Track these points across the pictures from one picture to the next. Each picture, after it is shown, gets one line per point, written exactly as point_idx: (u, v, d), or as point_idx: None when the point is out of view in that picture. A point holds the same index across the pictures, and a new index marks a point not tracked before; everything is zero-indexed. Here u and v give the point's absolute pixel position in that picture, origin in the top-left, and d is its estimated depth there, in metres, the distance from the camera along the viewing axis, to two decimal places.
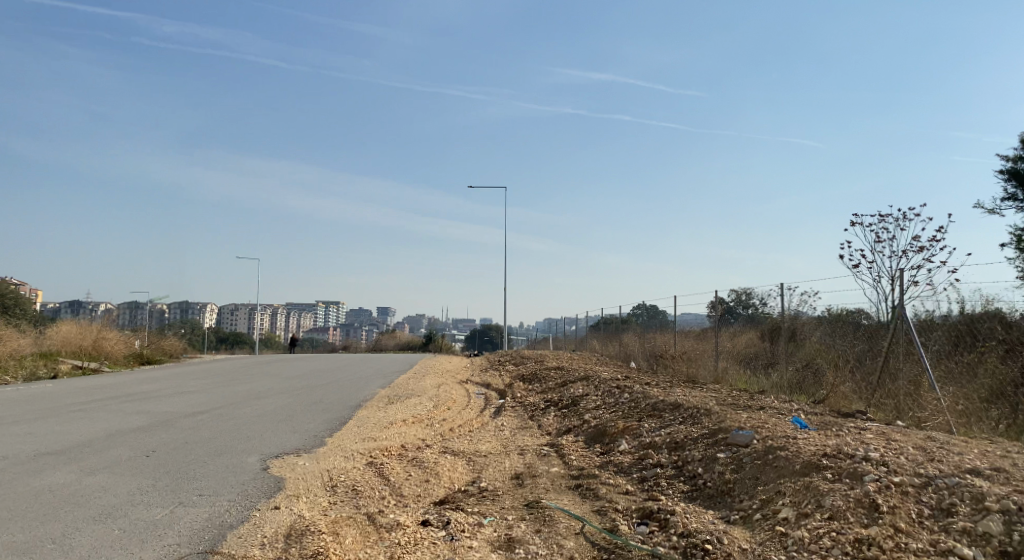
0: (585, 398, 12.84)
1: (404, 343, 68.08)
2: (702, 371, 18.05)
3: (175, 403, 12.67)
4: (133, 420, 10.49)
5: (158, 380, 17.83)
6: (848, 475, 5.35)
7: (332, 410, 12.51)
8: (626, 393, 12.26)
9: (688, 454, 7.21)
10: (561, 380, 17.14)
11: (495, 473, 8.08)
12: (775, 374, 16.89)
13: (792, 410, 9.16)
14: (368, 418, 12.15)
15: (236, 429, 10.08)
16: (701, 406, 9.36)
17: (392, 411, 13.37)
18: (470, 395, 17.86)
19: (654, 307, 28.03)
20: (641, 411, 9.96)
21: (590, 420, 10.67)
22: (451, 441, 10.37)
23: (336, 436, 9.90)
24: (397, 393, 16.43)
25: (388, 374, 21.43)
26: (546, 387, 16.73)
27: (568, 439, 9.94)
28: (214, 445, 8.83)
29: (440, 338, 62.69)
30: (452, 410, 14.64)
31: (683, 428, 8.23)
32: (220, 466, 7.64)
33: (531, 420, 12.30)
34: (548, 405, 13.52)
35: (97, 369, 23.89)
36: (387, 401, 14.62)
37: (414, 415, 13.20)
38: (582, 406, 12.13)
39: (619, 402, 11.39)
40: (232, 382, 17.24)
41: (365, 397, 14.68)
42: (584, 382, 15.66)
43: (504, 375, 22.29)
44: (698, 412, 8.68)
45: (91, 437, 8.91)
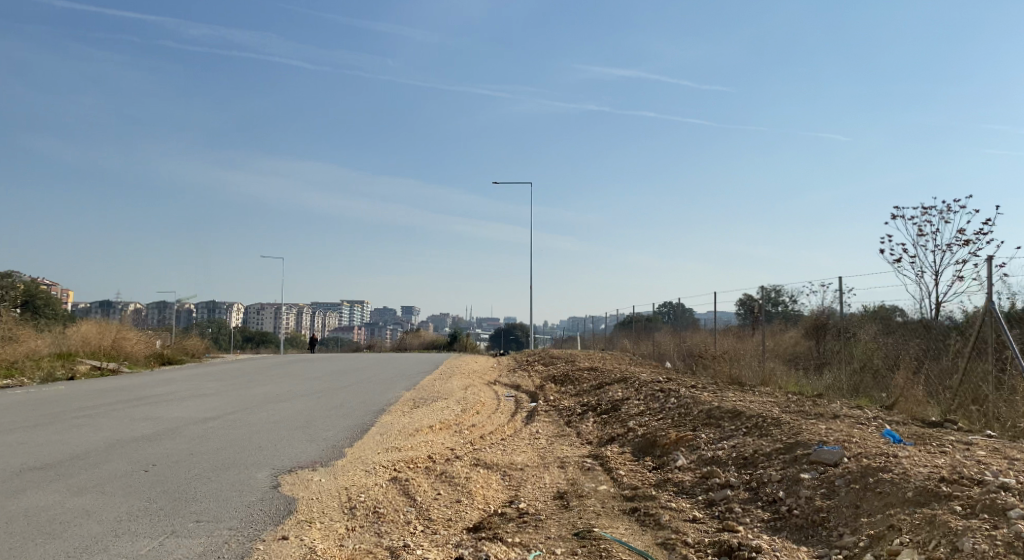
0: (627, 402, 11.85)
1: (429, 343, 67.40)
2: (743, 371, 16.87)
3: (187, 408, 11.87)
4: (137, 428, 9.69)
5: (173, 383, 17.12)
6: (986, 509, 4.30)
7: (353, 416, 11.62)
8: (672, 397, 11.24)
9: (762, 474, 6.18)
10: (596, 382, 16.13)
11: (535, 492, 7.11)
12: (825, 375, 15.67)
13: (871, 420, 8.09)
14: (392, 425, 11.25)
15: (248, 438, 9.24)
16: (764, 414, 8.33)
17: (418, 416, 12.47)
18: (499, 398, 16.93)
19: (683, 306, 27.01)
20: (695, 419, 8.96)
21: (636, 428, 9.67)
22: (482, 452, 9.42)
23: (356, 446, 9.00)
24: (423, 396, 15.55)
25: (412, 376, 20.56)
26: (579, 390, 15.72)
27: (613, 450, 8.94)
28: (221, 458, 7.97)
29: (466, 337, 61.88)
30: (481, 415, 13.70)
31: (749, 441, 7.21)
32: (225, 484, 6.76)
33: (569, 426, 11.33)
34: (585, 410, 12.54)
35: (117, 370, 23.34)
36: (412, 405, 13.73)
37: (442, 420, 12.29)
38: (624, 412, 11.14)
39: (666, 408, 10.39)
40: (250, 384, 16.48)
41: (389, 401, 13.79)
42: (622, 384, 14.64)
43: (533, 376, 21.34)
44: (765, 423, 7.65)
45: (87, 448, 8.09)
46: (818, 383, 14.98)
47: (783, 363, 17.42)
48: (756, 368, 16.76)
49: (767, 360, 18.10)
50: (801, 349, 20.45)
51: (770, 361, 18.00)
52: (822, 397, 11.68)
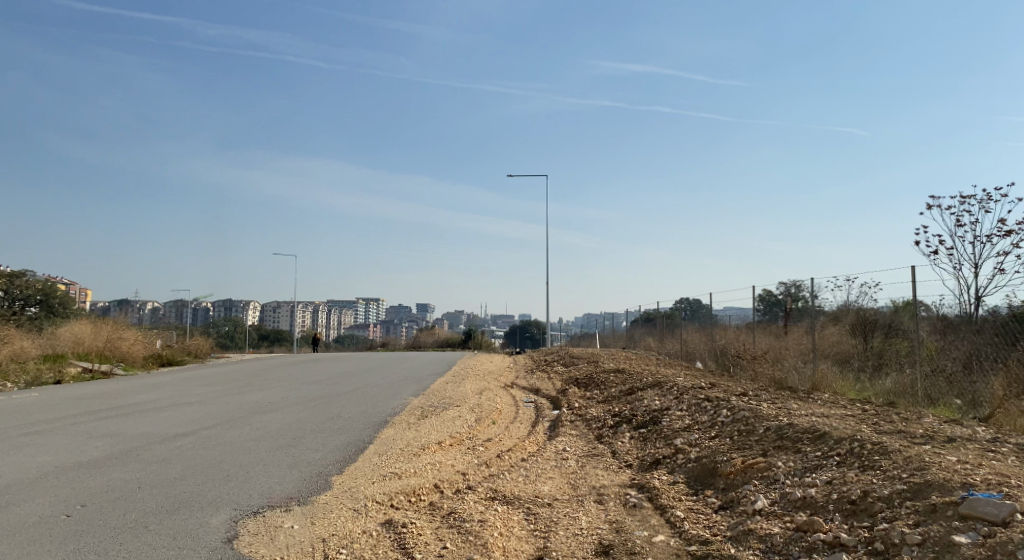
0: (667, 413, 10.19)
1: (444, 341, 65.73)
2: (790, 377, 14.96)
3: (160, 422, 10.29)
4: (88, 449, 8.08)
5: (160, 388, 15.51)
6: None
7: (350, 431, 9.99)
8: (721, 408, 9.57)
9: (888, 531, 4.46)
10: (625, 387, 14.39)
11: (571, 543, 5.44)
12: (883, 379, 13.96)
13: (995, 443, 6.37)
14: (395, 441, 9.61)
15: (217, 463, 7.58)
16: (855, 436, 6.64)
17: (426, 428, 10.83)
18: (517, 404, 15.26)
19: (706, 307, 25.53)
20: (763, 442, 7.28)
21: (686, 451, 8.00)
22: (501, 479, 7.77)
23: (346, 475, 7.34)
24: (433, 403, 13.92)
25: (421, 379, 18.91)
26: (608, 397, 13.99)
27: (662, 479, 7.24)
28: (174, 493, 6.32)
29: (481, 335, 60.20)
30: (498, 426, 12.03)
31: (852, 477, 5.49)
32: (164, 537, 5.14)
33: (601, 443, 9.70)
34: (617, 421, 10.90)
35: (109, 372, 21.85)
36: (419, 415, 12.06)
37: (454, 434, 10.65)
38: (666, 426, 9.49)
39: (718, 425, 8.71)
40: (243, 390, 14.88)
41: (393, 410, 12.13)
42: (657, 390, 12.92)
43: (554, 379, 19.66)
44: (866, 449, 5.93)
45: (11, 481, 6.51)
46: (881, 388, 13.09)
47: (831, 364, 15.50)
48: (804, 374, 14.87)
49: (813, 361, 16.22)
50: (847, 348, 18.53)
51: (817, 363, 16.06)
52: (896, 407, 9.96)
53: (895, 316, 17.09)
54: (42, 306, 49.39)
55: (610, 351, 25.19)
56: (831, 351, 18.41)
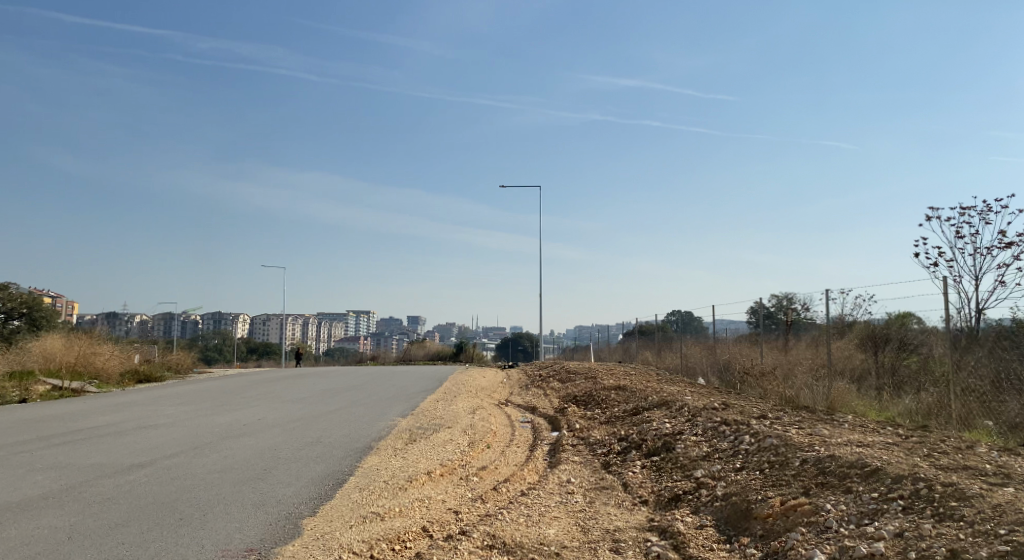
0: (681, 440, 9.21)
1: (435, 354, 64.55)
2: (804, 398, 13.94)
3: (117, 449, 9.20)
4: (22, 486, 7.01)
5: (127, 408, 14.36)
6: None
7: (330, 459, 8.95)
8: (743, 435, 8.59)
9: None
10: (629, 407, 13.39)
11: None
12: (904, 399, 13.07)
13: None
14: (379, 471, 8.58)
15: (170, 503, 6.54)
16: (915, 471, 5.67)
17: (415, 455, 9.81)
18: (513, 425, 14.24)
19: (702, 322, 24.77)
20: (802, 479, 6.31)
21: (710, 488, 7.02)
22: (499, 520, 6.77)
23: (320, 518, 6.32)
24: (423, 424, 12.88)
25: (411, 397, 17.80)
26: (611, 418, 12.99)
27: (687, 522, 6.25)
28: (108, 546, 5.28)
29: (472, 348, 59.10)
30: (493, 452, 11.01)
31: (930, 530, 4.52)
32: None
33: (609, 474, 8.70)
34: (624, 448, 9.91)
35: (80, 389, 20.65)
36: (408, 439, 11.02)
37: (445, 461, 9.63)
38: (681, 455, 8.51)
39: (743, 457, 7.73)
40: (217, 410, 13.77)
41: (378, 434, 11.08)
42: (666, 411, 11.93)
43: (551, 396, 18.62)
44: (937, 492, 4.98)
45: None
46: (904, 410, 12.13)
47: (847, 381, 14.51)
48: (819, 393, 13.86)
49: (826, 379, 15.23)
50: (859, 363, 17.62)
51: (831, 381, 15.04)
52: (931, 433, 9.02)
53: (915, 331, 16.01)
54: (24, 318, 48.04)
55: (606, 365, 24.12)
56: (847, 365, 17.64)
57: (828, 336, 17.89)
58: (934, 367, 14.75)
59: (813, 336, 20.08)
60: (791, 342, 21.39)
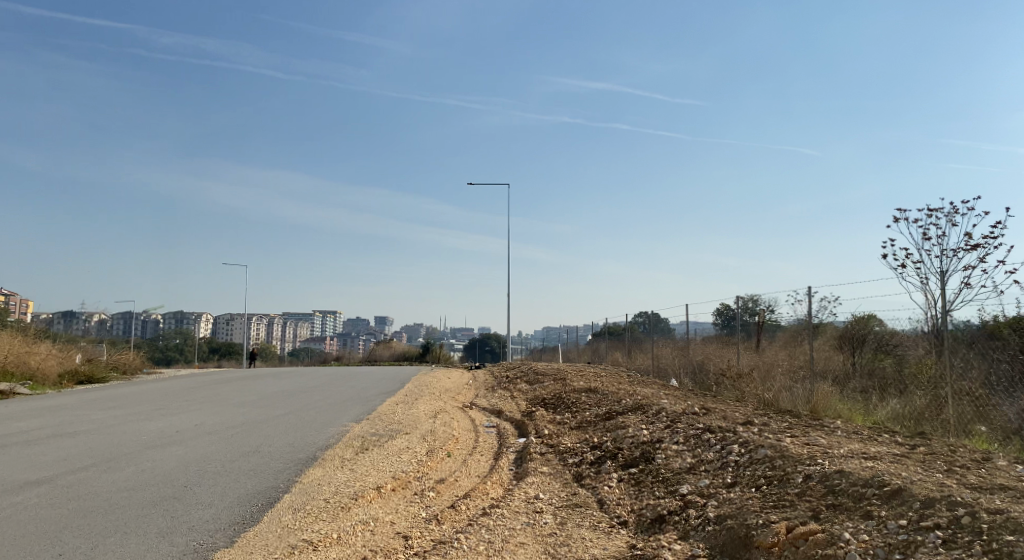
0: (661, 450, 8.29)
1: (401, 355, 63.17)
2: (785, 402, 13.11)
3: (17, 463, 7.95)
4: None
5: (50, 413, 13.01)
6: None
7: (265, 473, 7.84)
8: (731, 444, 7.69)
9: None
10: (602, 411, 12.45)
11: None
12: (892, 403, 12.26)
13: None
14: (320, 487, 7.51)
15: (54, 532, 5.40)
16: (946, 493, 4.82)
17: (365, 467, 8.74)
18: (477, 430, 13.21)
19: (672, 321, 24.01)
20: (810, 499, 5.40)
21: (701, 508, 6.08)
22: (454, 548, 5.76)
23: (238, 551, 5.24)
24: (378, 430, 11.78)
25: (368, 400, 16.65)
26: (582, 423, 12.05)
27: (677, 551, 5.31)
28: None
29: (439, 348, 57.86)
30: (454, 462, 9.98)
31: None
32: None
33: (583, 489, 7.74)
34: (598, 457, 8.96)
35: (9, 392, 19.07)
36: (358, 448, 9.93)
37: (399, 474, 8.58)
38: (663, 469, 7.58)
39: (734, 472, 6.83)
40: (151, 415, 12.50)
41: (326, 443, 9.96)
42: (642, 415, 11.01)
43: (518, 399, 17.62)
44: (985, 524, 4.13)
45: None
46: (893, 414, 11.30)
47: (828, 384, 13.73)
48: (800, 397, 13.05)
49: (806, 382, 14.44)
50: (838, 365, 16.87)
51: (812, 384, 14.24)
52: (935, 441, 8.20)
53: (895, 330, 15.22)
54: None
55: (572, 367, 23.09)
56: (825, 365, 16.85)
57: (810, 333, 17.05)
58: (917, 369, 14.02)
59: (788, 337, 19.32)
60: (764, 342, 20.63)
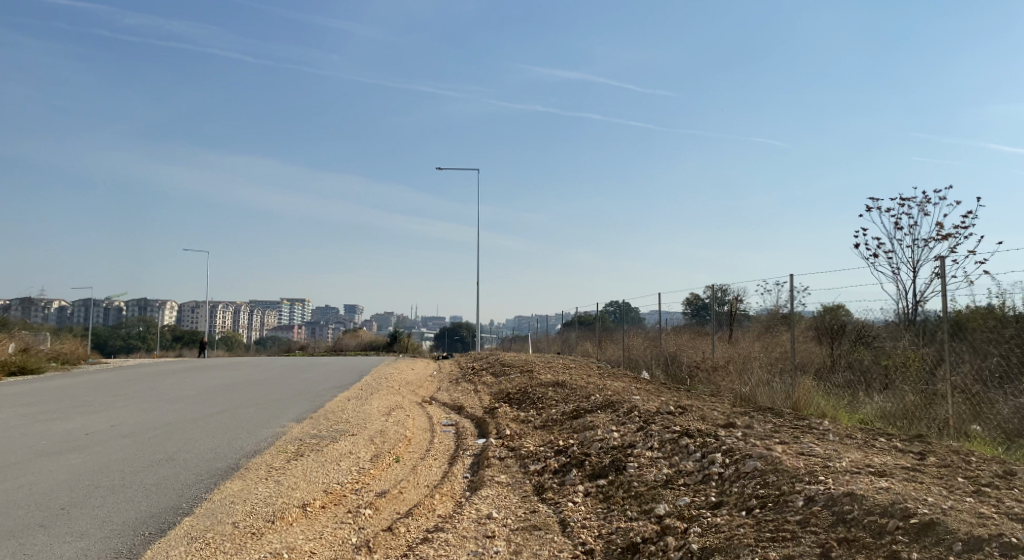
0: (635, 459, 7.24)
1: (369, 344, 61.83)
2: (766, 399, 12.16)
3: None
4: None
5: None
6: None
7: (169, 488, 6.64)
8: (715, 453, 6.67)
9: None
10: (569, 409, 11.40)
11: None
12: (881, 399, 11.37)
13: None
14: (233, 506, 6.34)
15: None
16: (993, 529, 3.82)
17: (295, 479, 7.59)
18: (433, 429, 12.07)
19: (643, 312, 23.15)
20: (816, 530, 4.38)
21: (683, 537, 5.04)
22: None
23: None
24: (321, 432, 10.60)
25: (319, 395, 15.41)
26: (547, 423, 10.99)
27: None
28: None
29: (407, 337, 56.49)
30: (402, 469, 8.85)
31: None
32: None
33: (544, 505, 6.68)
34: (563, 464, 7.90)
35: None
36: (292, 454, 8.75)
37: (334, 488, 7.44)
38: (637, 483, 6.54)
39: (719, 489, 5.81)
40: (66, 413, 11.20)
41: (255, 448, 8.75)
42: (612, 414, 9.98)
43: (482, 393, 16.53)
44: None
45: None
46: (886, 414, 10.39)
47: (810, 380, 12.84)
48: (781, 393, 12.12)
49: (786, 376, 13.54)
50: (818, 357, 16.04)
51: (792, 378, 13.35)
52: (946, 448, 7.24)
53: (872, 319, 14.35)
54: None
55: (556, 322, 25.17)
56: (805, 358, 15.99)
57: (789, 324, 16.15)
58: (903, 363, 13.20)
59: (764, 329, 18.47)
60: (739, 333, 19.80)
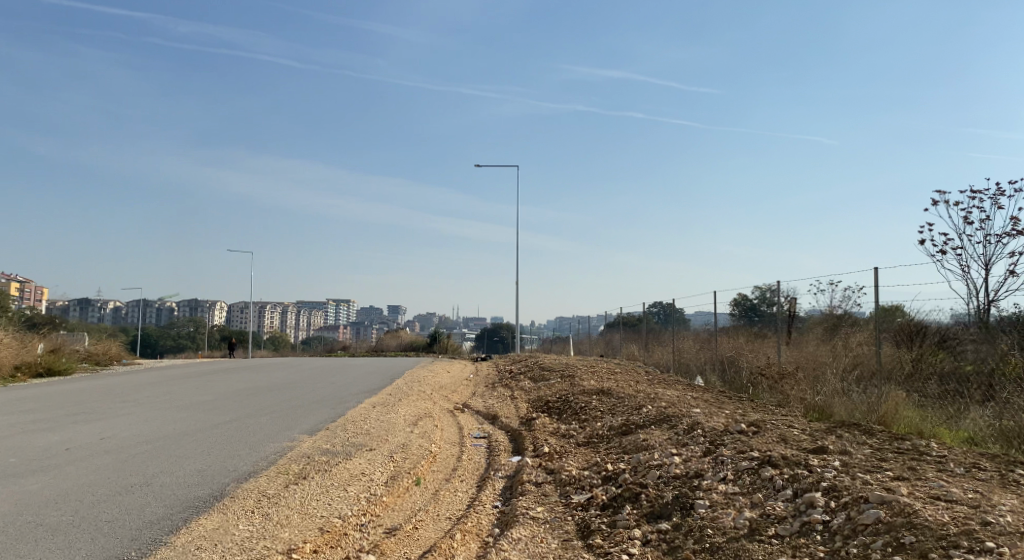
0: (705, 497, 5.74)
1: (409, 344, 61.00)
2: (844, 411, 10.51)
3: None
4: None
5: None
6: None
7: (125, 528, 5.39)
8: (812, 493, 5.14)
9: None
10: (617, 422, 9.90)
11: None
12: (985, 412, 9.65)
13: None
14: (196, 554, 5.02)
15: None
16: None
17: (287, 511, 6.27)
18: (463, 444, 10.67)
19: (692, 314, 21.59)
20: None
21: None
22: None
23: None
24: (334, 447, 9.29)
25: (342, 402, 14.16)
26: (592, 439, 9.53)
27: None
28: None
29: (447, 338, 55.41)
30: (421, 495, 7.49)
31: None
32: None
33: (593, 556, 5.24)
34: (613, 497, 6.43)
35: None
36: (294, 478, 7.46)
37: (333, 524, 6.10)
38: (712, 531, 5.05)
39: (831, 551, 4.29)
40: (59, 423, 10.13)
41: (250, 471, 7.48)
42: (669, 432, 8.46)
43: (520, 400, 15.11)
44: None
45: None
46: (994, 431, 8.73)
47: (894, 390, 11.14)
48: (863, 405, 10.45)
49: (865, 387, 11.85)
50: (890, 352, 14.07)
51: (874, 390, 11.52)
52: None
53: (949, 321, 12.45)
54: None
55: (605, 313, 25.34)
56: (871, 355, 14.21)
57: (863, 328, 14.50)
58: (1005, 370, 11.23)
59: (831, 332, 16.51)
60: (801, 335, 17.87)
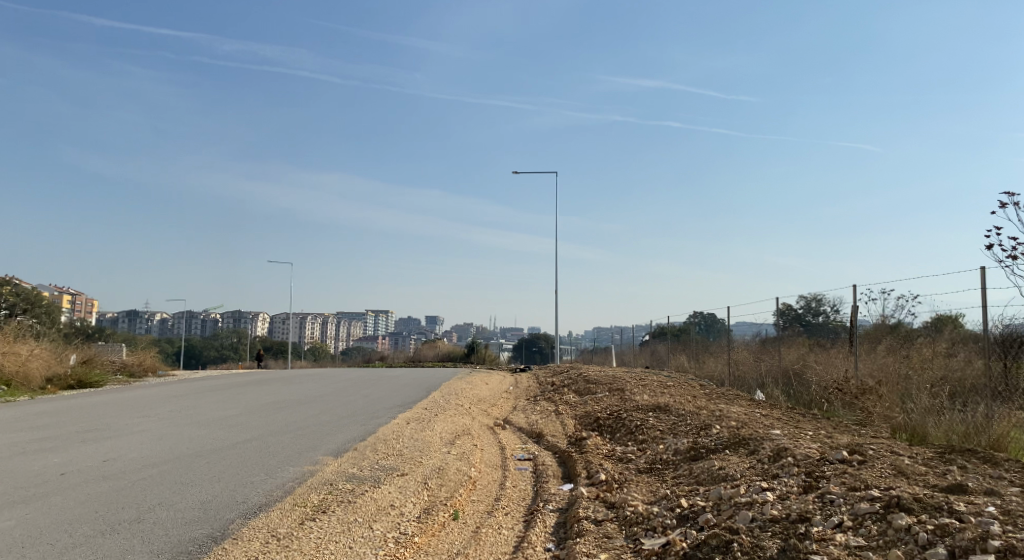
0: (821, 550, 4.49)
1: (446, 355, 60.01)
2: (948, 434, 9.07)
3: None
4: None
5: None
6: None
7: None
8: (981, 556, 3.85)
9: None
10: (682, 445, 8.61)
11: None
12: None
13: None
14: None
15: None
16: None
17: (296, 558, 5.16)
18: (505, 468, 9.47)
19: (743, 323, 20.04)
20: None
21: None
22: None
23: None
24: (361, 472, 8.18)
25: (375, 417, 13.07)
26: (655, 466, 8.26)
27: None
28: None
29: (484, 349, 54.25)
30: (458, 534, 6.32)
31: None
32: None
33: None
34: (698, 544, 5.18)
35: None
36: (312, 512, 6.36)
37: None
38: None
39: None
40: (64, 442, 9.22)
41: (261, 504, 6.40)
42: (751, 459, 7.17)
43: (565, 417, 13.84)
44: None
45: None
46: None
47: (1002, 408, 9.65)
48: (971, 426, 8.99)
49: (963, 404, 10.35)
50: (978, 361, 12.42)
51: (974, 408, 10.00)
52: None
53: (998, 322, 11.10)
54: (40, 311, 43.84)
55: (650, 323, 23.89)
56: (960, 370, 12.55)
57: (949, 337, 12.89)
58: None
59: (904, 339, 14.88)
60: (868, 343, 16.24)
